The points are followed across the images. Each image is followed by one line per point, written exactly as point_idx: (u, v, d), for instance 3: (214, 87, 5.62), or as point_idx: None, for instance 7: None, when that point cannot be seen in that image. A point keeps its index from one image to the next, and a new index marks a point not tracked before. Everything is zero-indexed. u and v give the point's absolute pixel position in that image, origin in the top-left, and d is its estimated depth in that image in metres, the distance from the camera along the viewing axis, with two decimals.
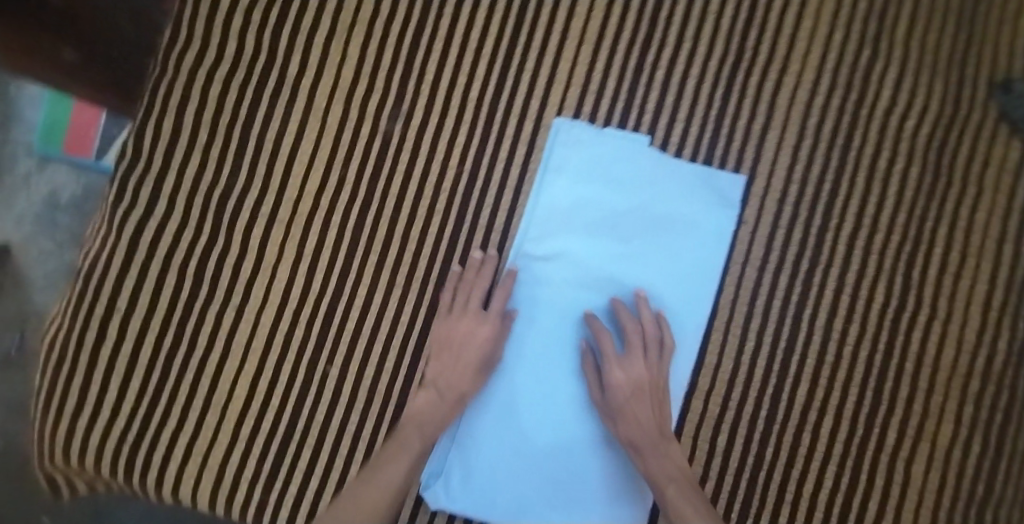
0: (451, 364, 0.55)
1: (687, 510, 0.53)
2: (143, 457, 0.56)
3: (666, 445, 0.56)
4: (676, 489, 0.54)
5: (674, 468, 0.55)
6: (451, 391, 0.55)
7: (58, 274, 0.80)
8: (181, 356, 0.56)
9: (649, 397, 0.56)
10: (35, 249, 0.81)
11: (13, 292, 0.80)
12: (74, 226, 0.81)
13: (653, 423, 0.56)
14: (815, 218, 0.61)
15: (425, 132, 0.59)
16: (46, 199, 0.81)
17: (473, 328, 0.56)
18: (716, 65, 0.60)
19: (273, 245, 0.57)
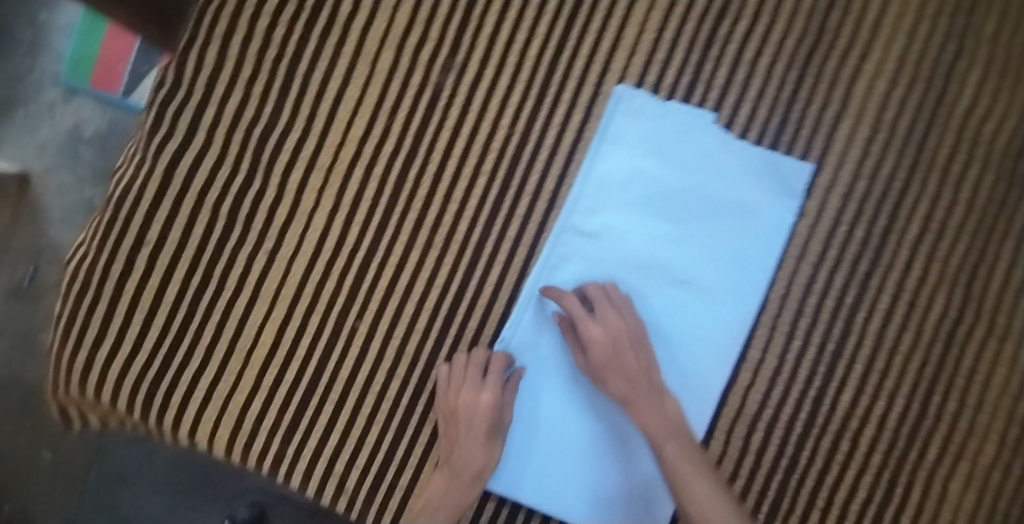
0: (462, 441, 0.53)
1: (688, 472, 0.49)
2: (161, 397, 0.54)
3: (661, 401, 0.52)
4: (677, 448, 0.50)
5: (671, 422, 0.51)
6: (470, 466, 0.53)
7: (77, 207, 0.82)
8: (208, 297, 0.54)
9: (630, 353, 0.53)
10: (55, 180, 0.83)
11: (34, 222, 0.83)
12: (95, 160, 0.82)
13: (639, 380, 0.52)
14: (880, 217, 0.57)
15: (477, 88, 0.55)
16: (70, 132, 0.82)
17: (475, 400, 0.53)
18: (794, 44, 0.56)
19: (311, 191, 0.55)
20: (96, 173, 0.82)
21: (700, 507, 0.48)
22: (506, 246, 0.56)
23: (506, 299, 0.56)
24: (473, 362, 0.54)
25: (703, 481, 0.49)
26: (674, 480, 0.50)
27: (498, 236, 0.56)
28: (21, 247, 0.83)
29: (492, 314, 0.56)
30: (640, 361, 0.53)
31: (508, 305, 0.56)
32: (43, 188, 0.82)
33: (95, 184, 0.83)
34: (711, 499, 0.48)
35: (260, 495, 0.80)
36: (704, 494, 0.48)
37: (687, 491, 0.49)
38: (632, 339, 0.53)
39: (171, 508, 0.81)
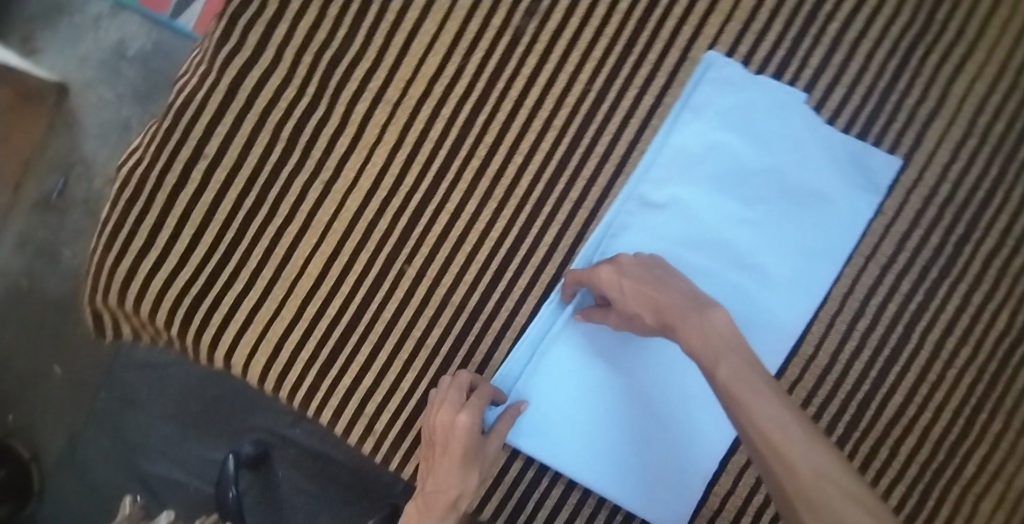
0: (436, 465, 0.50)
1: (746, 392, 0.41)
2: (202, 315, 0.53)
3: (704, 316, 0.44)
4: (733, 364, 0.42)
5: (718, 335, 0.43)
6: (441, 495, 0.50)
7: (114, 126, 0.81)
8: (259, 220, 0.53)
9: (650, 282, 0.47)
10: (94, 95, 0.81)
11: (66, 135, 0.81)
12: (134, 79, 0.81)
13: (669, 303, 0.45)
14: (957, 226, 0.55)
15: (559, 37, 0.53)
16: (113, 48, 0.81)
17: (451, 424, 0.50)
18: (897, 34, 0.54)
19: (375, 125, 0.53)
20: (135, 94, 0.81)
21: (766, 431, 0.40)
22: (566, 207, 0.53)
23: (560, 261, 0.54)
24: (458, 383, 0.51)
25: (767, 400, 0.41)
26: (732, 405, 0.42)
27: (559, 196, 0.53)
28: (52, 159, 0.81)
29: (542, 276, 0.54)
30: (667, 286, 0.46)
31: (559, 267, 0.54)
32: (82, 103, 0.81)
33: (134, 104, 0.81)
34: (777, 418, 0.40)
35: (265, 434, 0.80)
36: (768, 415, 0.40)
37: (747, 415, 0.41)
38: (650, 270, 0.48)
39: (178, 436, 0.81)
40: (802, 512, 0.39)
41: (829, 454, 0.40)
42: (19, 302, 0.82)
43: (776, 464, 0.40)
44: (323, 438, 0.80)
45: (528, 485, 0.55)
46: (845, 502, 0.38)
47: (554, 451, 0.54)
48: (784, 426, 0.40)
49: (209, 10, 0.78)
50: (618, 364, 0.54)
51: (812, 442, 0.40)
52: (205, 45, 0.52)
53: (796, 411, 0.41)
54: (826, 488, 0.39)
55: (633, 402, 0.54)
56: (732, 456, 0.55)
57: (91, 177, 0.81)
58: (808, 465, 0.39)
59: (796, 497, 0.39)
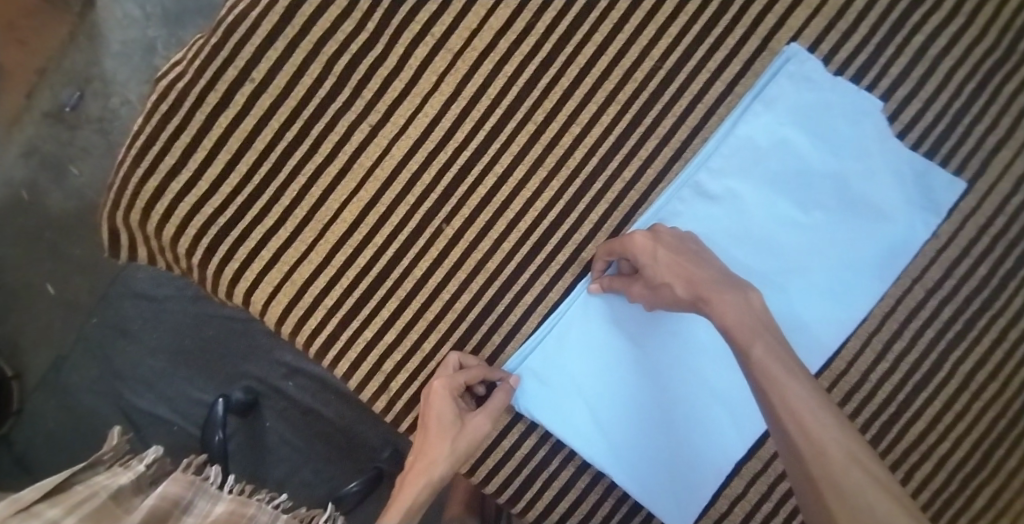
0: (416, 433, 0.51)
1: (780, 373, 0.41)
2: (227, 247, 0.51)
3: (738, 294, 0.44)
4: (766, 344, 0.42)
5: (748, 314, 0.43)
6: (417, 459, 0.50)
7: (138, 45, 0.77)
8: (299, 156, 0.50)
9: (687, 256, 0.46)
10: (120, 11, 0.77)
11: (86, 47, 0.77)
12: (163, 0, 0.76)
13: (703, 277, 0.45)
14: (1007, 259, 0.53)
15: (637, 7, 0.50)
16: None
17: (429, 389, 0.50)
18: (983, 52, 0.51)
19: (432, 74, 0.51)
20: (165, 15, 0.76)
21: (797, 413, 0.40)
22: (617, 186, 0.52)
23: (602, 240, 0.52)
24: (452, 356, 0.51)
25: (799, 383, 0.41)
26: (764, 385, 0.41)
27: (611, 174, 0.52)
28: (69, 70, 0.77)
29: (582, 254, 0.52)
30: (703, 261, 0.46)
31: None
32: (106, 17, 0.77)
33: (160, 25, 0.77)
34: (810, 402, 0.40)
35: (257, 382, 0.78)
36: (802, 397, 0.40)
37: (780, 396, 0.40)
38: (684, 243, 0.47)
39: (167, 372, 0.79)
40: (826, 496, 0.39)
41: (854, 439, 0.40)
42: (17, 213, 0.78)
43: (807, 447, 0.40)
44: (314, 393, 0.77)
45: (537, 464, 0.54)
46: (870, 487, 0.39)
47: (579, 430, 0.53)
48: (814, 410, 0.40)
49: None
50: (653, 345, 0.52)
51: (839, 426, 0.40)
52: None
53: (823, 396, 0.42)
54: (853, 472, 0.39)
55: (657, 390, 0.53)
56: (748, 460, 0.53)
57: (110, 95, 0.77)
58: (835, 448, 0.39)
59: (822, 478, 0.39)
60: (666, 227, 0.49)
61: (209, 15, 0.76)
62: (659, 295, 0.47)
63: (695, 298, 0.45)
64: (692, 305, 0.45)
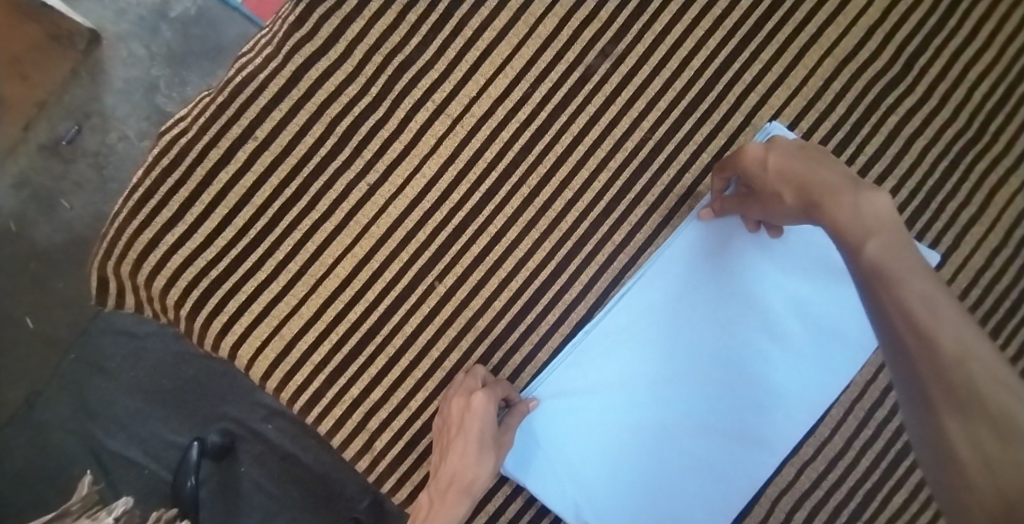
0: (451, 447, 0.48)
1: (895, 272, 0.37)
2: (218, 299, 0.51)
3: (857, 196, 0.41)
4: (882, 245, 0.39)
5: (868, 212, 0.40)
6: (455, 480, 0.47)
7: (141, 84, 0.76)
8: (296, 211, 0.51)
9: (802, 161, 0.44)
10: (125, 49, 0.75)
11: (88, 82, 0.76)
12: (170, 42, 0.76)
13: (813, 181, 0.43)
14: (982, 331, 0.56)
15: (630, 80, 0.53)
16: (155, 5, 0.75)
17: (466, 405, 0.48)
18: (952, 136, 0.55)
19: (431, 136, 0.52)
20: (170, 57, 0.76)
21: (910, 308, 0.36)
22: (607, 249, 0.53)
23: (591, 302, 0.53)
24: (477, 370, 0.51)
25: (919, 282, 0.37)
26: (874, 285, 0.38)
27: (602, 237, 0.53)
28: (68, 105, 0.75)
29: (572, 315, 0.53)
30: (821, 166, 0.43)
31: (591, 308, 0.53)
32: (111, 55, 0.76)
33: (164, 64, 0.76)
34: (927, 300, 0.36)
35: (236, 424, 0.75)
36: (918, 293, 0.36)
37: (900, 292, 0.36)
38: (805, 152, 0.45)
39: (141, 412, 0.75)
40: (934, 392, 0.34)
41: (981, 342, 0.35)
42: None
43: (915, 343, 0.35)
44: (294, 437, 0.74)
45: None
46: (992, 388, 0.33)
47: (558, 488, 0.52)
48: (933, 308, 0.36)
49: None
50: (653, 393, 0.53)
51: (963, 328, 0.35)
52: (275, 27, 0.51)
53: (946, 295, 0.37)
54: (971, 372, 0.33)
55: (643, 447, 0.53)
56: None
57: (107, 130, 0.76)
58: (952, 343, 0.34)
59: (931, 376, 0.34)
60: (791, 141, 0.47)
61: (213, 58, 0.76)
62: (771, 207, 0.46)
63: (808, 204, 0.42)
64: (804, 213, 0.43)
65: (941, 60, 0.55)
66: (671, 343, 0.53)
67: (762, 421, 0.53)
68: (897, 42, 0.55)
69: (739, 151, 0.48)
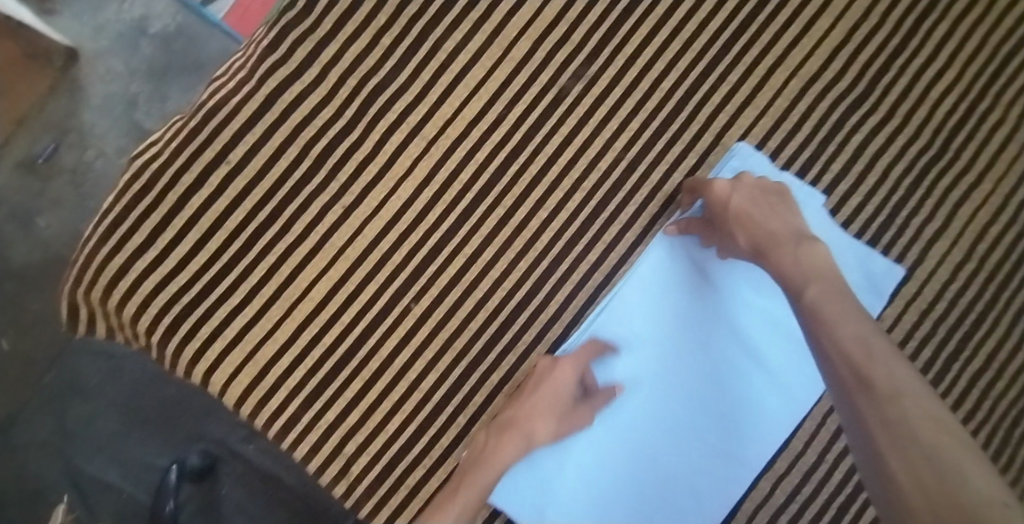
0: (525, 394, 0.51)
1: (833, 313, 0.41)
2: (189, 325, 0.51)
3: (798, 247, 0.46)
4: (820, 290, 0.43)
5: (805, 261, 0.45)
6: (515, 425, 0.50)
7: (119, 102, 0.72)
8: (270, 235, 0.51)
9: (756, 206, 0.48)
10: (102, 66, 0.72)
11: (65, 100, 0.72)
12: (151, 61, 0.72)
13: (763, 230, 0.47)
14: (949, 343, 0.57)
15: (601, 102, 0.54)
16: (135, 23, 0.72)
17: (553, 366, 0.51)
18: (915, 152, 0.57)
19: (406, 159, 0.53)
20: (151, 73, 0.72)
21: (847, 347, 0.39)
22: (583, 267, 0.54)
23: (567, 321, 0.54)
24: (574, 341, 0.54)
25: (857, 323, 0.40)
26: (815, 326, 0.41)
27: (577, 256, 0.54)
28: (45, 122, 0.71)
29: (547, 334, 0.53)
30: (771, 215, 0.48)
31: (567, 328, 0.54)
32: (89, 71, 0.72)
33: (145, 83, 0.72)
34: (862, 338, 0.39)
35: (216, 446, 0.65)
36: (854, 334, 0.39)
37: (840, 329, 0.40)
38: (762, 196, 0.49)
39: (120, 434, 0.67)
40: (871, 423, 0.36)
41: (914, 379, 0.37)
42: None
43: (851, 379, 0.38)
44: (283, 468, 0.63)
45: None
46: (925, 419, 0.35)
47: (535, 505, 0.52)
48: (868, 346, 0.39)
49: (244, 7, 0.72)
50: (635, 403, 0.53)
51: (897, 366, 0.38)
52: (249, 51, 0.52)
53: (882, 338, 0.40)
54: (903, 404, 0.36)
55: (618, 461, 0.53)
56: None
57: (84, 148, 0.72)
58: (885, 379, 0.37)
59: (868, 408, 0.36)
60: (754, 179, 0.51)
61: (193, 75, 0.73)
62: (727, 246, 0.49)
63: (755, 250, 0.47)
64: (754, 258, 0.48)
65: (902, 79, 0.57)
66: (658, 353, 0.54)
67: (748, 429, 0.54)
68: (860, 63, 0.57)
69: (705, 181, 0.51)
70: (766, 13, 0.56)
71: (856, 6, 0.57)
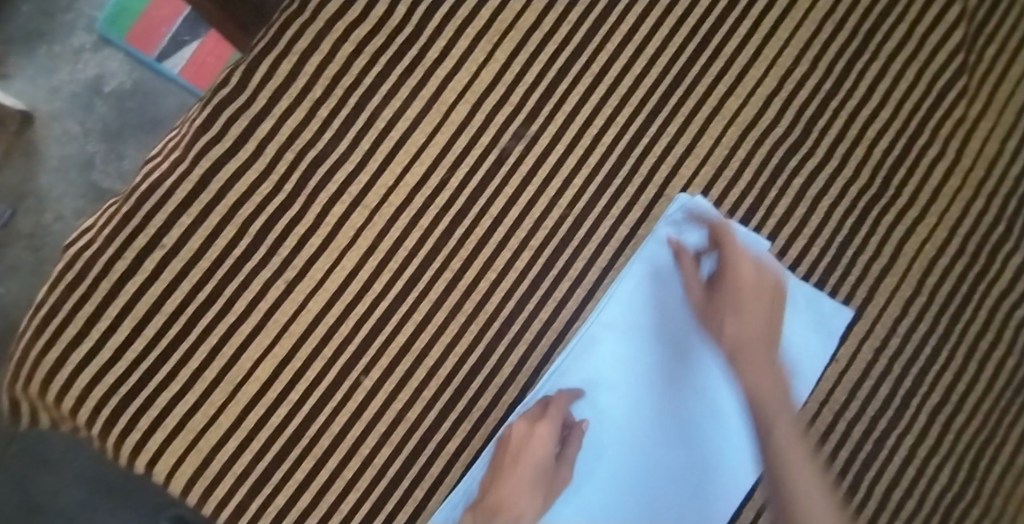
0: (507, 472, 0.50)
1: (784, 427, 0.46)
2: (128, 417, 0.49)
3: (773, 354, 0.49)
4: (779, 401, 0.47)
5: (752, 327, 0.50)
6: (508, 506, 0.49)
7: (76, 163, 0.72)
8: (209, 316, 0.50)
9: (761, 308, 0.50)
10: (59, 127, 0.72)
11: (21, 165, 0.71)
12: (107, 118, 0.73)
13: (757, 330, 0.50)
14: (906, 379, 0.57)
15: (544, 160, 0.54)
16: (90, 82, 0.73)
17: (529, 434, 0.51)
18: (857, 191, 0.58)
19: (349, 229, 0.52)
20: (105, 131, 0.72)
21: (797, 469, 0.44)
22: (535, 326, 0.53)
23: (523, 383, 0.53)
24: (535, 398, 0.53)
25: (802, 442, 0.46)
26: (770, 436, 0.46)
27: (529, 315, 0.53)
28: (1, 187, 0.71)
29: (503, 398, 0.53)
30: (768, 319, 0.50)
31: (523, 389, 0.53)
32: (44, 134, 0.72)
33: (102, 139, 0.73)
34: (807, 461, 0.45)
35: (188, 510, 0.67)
36: (799, 454, 0.45)
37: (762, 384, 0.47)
38: (765, 294, 0.51)
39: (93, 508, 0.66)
40: None
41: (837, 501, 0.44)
42: None
43: (797, 498, 0.43)
44: None
45: None
46: None
47: None
48: (809, 470, 0.45)
49: (201, 59, 0.73)
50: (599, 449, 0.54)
51: (826, 488, 0.44)
52: (184, 130, 0.51)
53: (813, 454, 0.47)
54: None
55: (586, 505, 0.53)
56: None
57: (42, 210, 0.71)
58: (821, 503, 0.43)
59: None
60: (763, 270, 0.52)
61: (148, 129, 0.73)
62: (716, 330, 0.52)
63: (738, 347, 0.49)
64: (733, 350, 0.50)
65: (837, 122, 0.58)
66: (639, 380, 0.54)
67: (728, 453, 0.55)
68: (795, 108, 0.58)
69: (726, 261, 0.52)
70: (700, 65, 0.57)
71: (786, 53, 0.58)
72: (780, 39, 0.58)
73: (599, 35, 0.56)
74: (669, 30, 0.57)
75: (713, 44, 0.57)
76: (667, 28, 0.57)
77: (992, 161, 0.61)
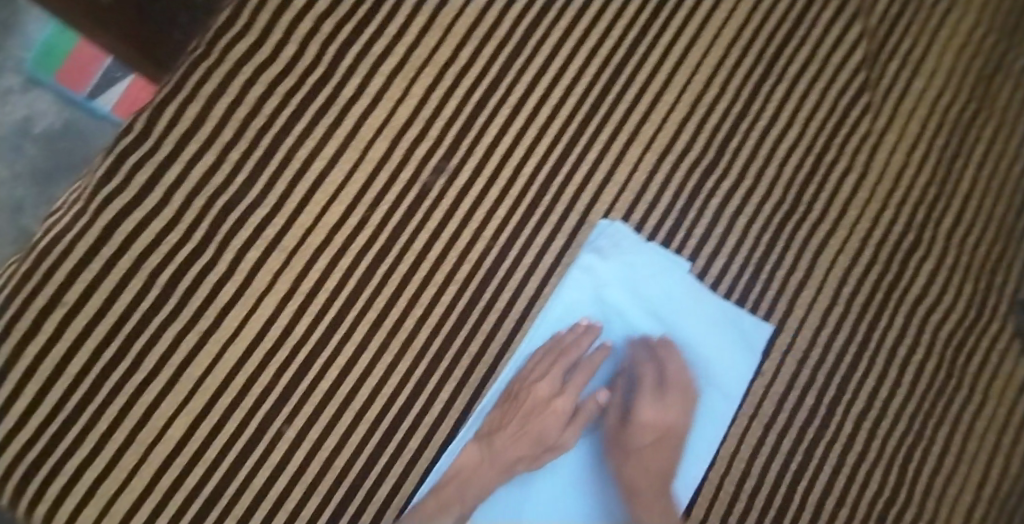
0: (512, 425, 0.53)
1: None
2: (33, 489, 0.46)
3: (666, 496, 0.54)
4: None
5: (648, 476, 0.54)
6: (504, 455, 0.52)
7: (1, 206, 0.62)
8: (117, 375, 0.48)
9: (662, 453, 0.55)
10: None
11: None
12: (36, 160, 0.63)
13: (655, 470, 0.54)
14: (830, 387, 0.59)
15: (466, 193, 0.54)
16: (17, 123, 0.64)
17: (548, 399, 0.53)
18: (772, 209, 0.60)
19: (267, 273, 0.51)
20: (35, 173, 0.63)
21: None
22: (464, 361, 0.53)
23: (454, 420, 0.53)
24: (562, 363, 0.54)
25: None
26: None
27: (457, 350, 0.53)
28: None
29: (435, 436, 0.52)
30: (666, 464, 0.55)
31: (454, 426, 0.53)
32: None
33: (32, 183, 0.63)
34: None
35: None
36: None
37: (640, 505, 0.54)
38: (671, 443, 0.55)
39: None
40: None
41: None
42: None
43: None
44: None
45: None
46: None
47: None
48: None
49: (133, 94, 0.64)
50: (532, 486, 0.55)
51: None
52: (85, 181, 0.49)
53: None
54: None
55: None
56: None
57: None
58: None
59: None
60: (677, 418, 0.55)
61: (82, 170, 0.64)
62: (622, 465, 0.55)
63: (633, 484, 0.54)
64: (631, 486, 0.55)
65: (748, 143, 0.60)
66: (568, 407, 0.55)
67: None
68: (708, 132, 0.60)
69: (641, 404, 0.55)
70: (614, 93, 0.58)
71: (697, 80, 0.60)
72: (690, 65, 0.60)
73: (514, 68, 0.57)
74: (583, 60, 0.58)
75: (626, 72, 0.59)
76: (580, 59, 0.58)
77: (898, 172, 0.63)
